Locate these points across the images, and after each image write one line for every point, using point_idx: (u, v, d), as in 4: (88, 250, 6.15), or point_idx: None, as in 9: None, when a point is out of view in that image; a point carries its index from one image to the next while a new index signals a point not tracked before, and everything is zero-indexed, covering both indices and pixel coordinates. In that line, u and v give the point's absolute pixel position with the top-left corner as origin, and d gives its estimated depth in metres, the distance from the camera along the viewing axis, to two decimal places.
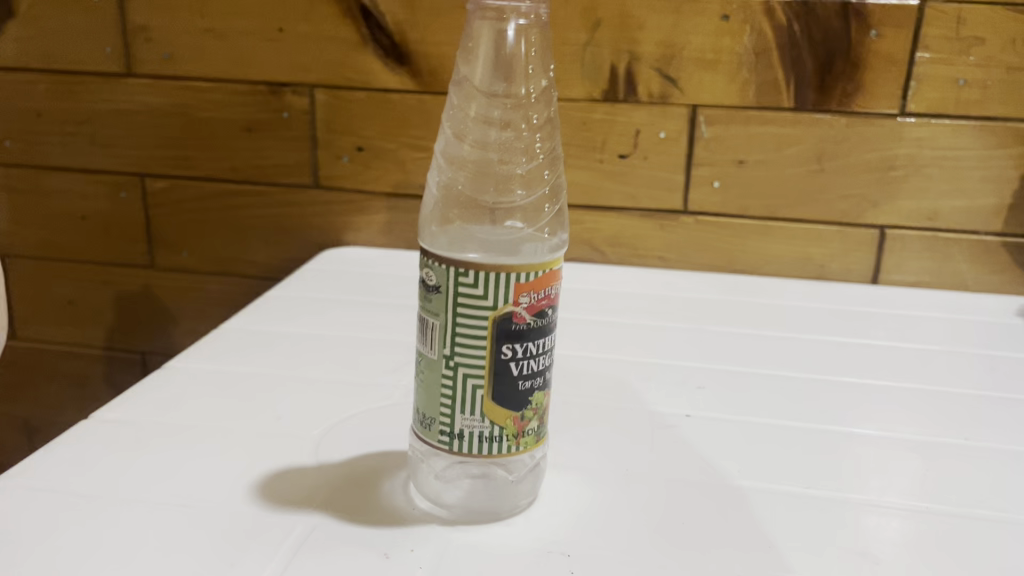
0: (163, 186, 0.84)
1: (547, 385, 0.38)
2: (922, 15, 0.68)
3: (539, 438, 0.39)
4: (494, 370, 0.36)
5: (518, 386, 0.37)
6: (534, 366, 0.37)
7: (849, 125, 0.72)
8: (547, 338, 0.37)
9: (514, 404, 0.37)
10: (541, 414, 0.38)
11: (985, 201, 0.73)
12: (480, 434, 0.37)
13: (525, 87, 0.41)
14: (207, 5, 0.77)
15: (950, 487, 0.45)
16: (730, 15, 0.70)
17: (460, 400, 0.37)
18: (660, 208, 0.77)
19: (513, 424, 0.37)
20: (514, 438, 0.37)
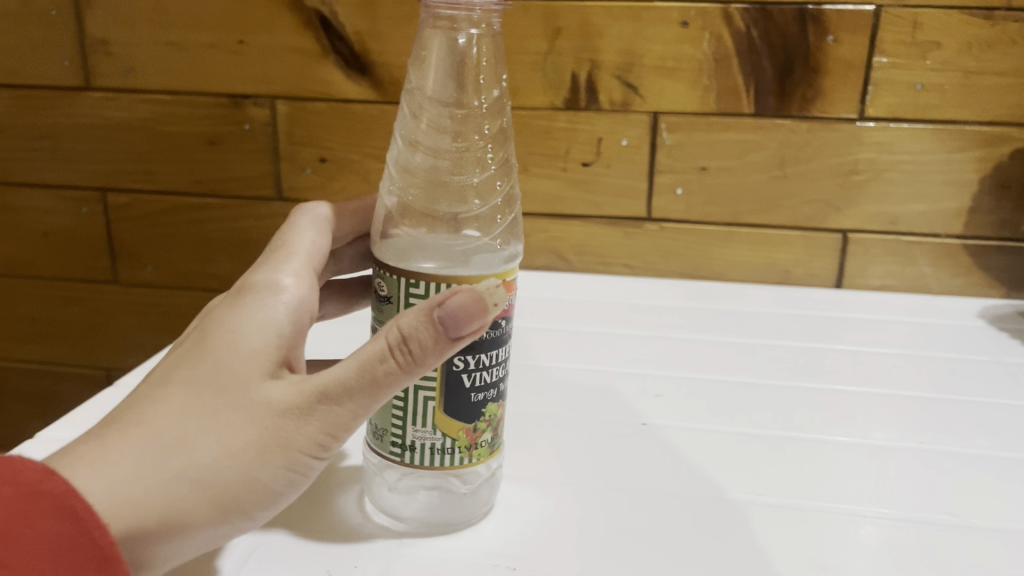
0: (125, 201, 0.84)
1: (501, 396, 0.38)
2: (877, 20, 0.68)
3: (493, 450, 0.38)
4: (445, 382, 0.36)
5: (470, 399, 0.36)
6: (487, 378, 0.37)
7: (810, 130, 0.72)
8: (500, 350, 0.37)
9: (466, 416, 0.37)
10: (494, 424, 0.38)
11: (946, 206, 0.73)
12: (432, 445, 0.36)
13: (478, 98, 0.40)
14: (165, 17, 0.76)
15: (920, 495, 0.45)
16: (689, 22, 0.70)
17: (411, 412, 0.36)
18: (624, 215, 0.77)
19: (465, 436, 0.37)
20: (465, 450, 0.37)
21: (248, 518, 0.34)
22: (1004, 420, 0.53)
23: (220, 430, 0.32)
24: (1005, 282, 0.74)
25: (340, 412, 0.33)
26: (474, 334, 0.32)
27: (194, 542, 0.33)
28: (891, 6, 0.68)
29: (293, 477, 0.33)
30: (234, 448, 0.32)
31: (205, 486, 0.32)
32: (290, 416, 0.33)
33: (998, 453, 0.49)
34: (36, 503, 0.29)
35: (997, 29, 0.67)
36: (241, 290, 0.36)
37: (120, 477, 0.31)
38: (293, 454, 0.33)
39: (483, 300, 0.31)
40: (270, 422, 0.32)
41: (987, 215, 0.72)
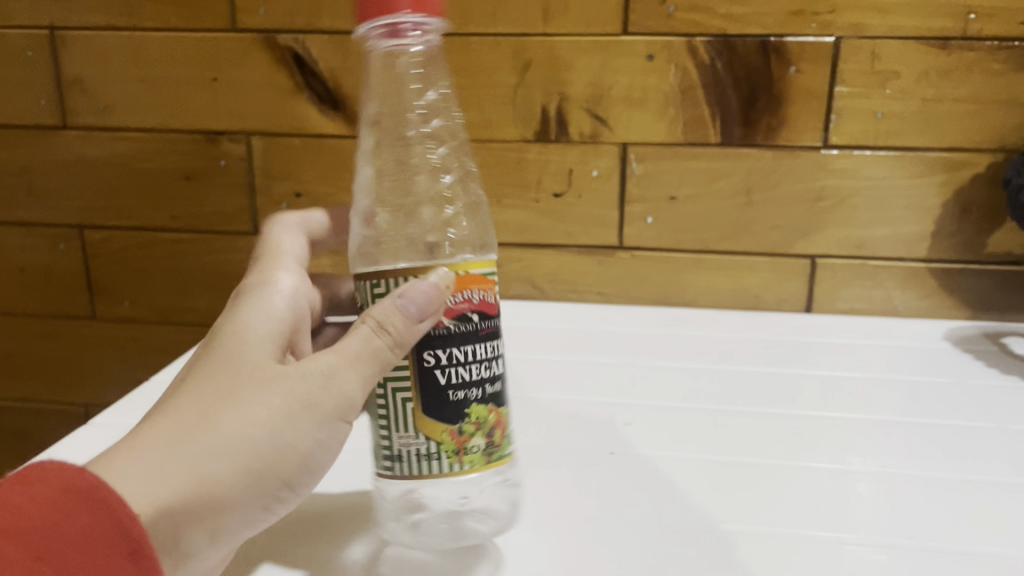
0: (102, 237, 0.84)
1: (489, 398, 0.38)
2: (837, 50, 0.70)
3: (491, 458, 0.37)
4: (418, 379, 0.37)
5: (447, 396, 0.37)
6: (464, 374, 0.37)
7: (775, 158, 0.73)
8: (475, 346, 0.38)
9: (449, 419, 0.37)
10: (488, 431, 0.37)
11: (910, 230, 0.74)
12: (418, 451, 0.37)
13: (421, 107, 0.46)
14: (140, 56, 0.77)
15: (897, 521, 0.45)
16: (654, 55, 0.72)
17: (395, 418, 0.37)
18: (596, 244, 0.78)
19: (450, 440, 0.37)
20: (454, 454, 0.37)
21: (284, 482, 0.36)
22: (970, 443, 0.54)
23: (246, 409, 0.35)
24: (970, 304, 0.75)
25: (348, 377, 0.37)
26: (433, 317, 0.36)
27: (239, 508, 0.35)
28: (850, 36, 0.69)
29: (321, 437, 0.37)
30: (264, 415, 0.35)
31: (242, 458, 0.34)
32: (307, 383, 0.36)
33: (961, 476, 0.50)
34: (69, 498, 0.30)
35: (953, 57, 0.69)
36: (234, 297, 0.41)
37: (158, 454, 0.33)
38: (317, 414, 0.36)
39: (440, 290, 0.36)
40: (291, 391, 0.36)
41: (950, 239, 0.73)
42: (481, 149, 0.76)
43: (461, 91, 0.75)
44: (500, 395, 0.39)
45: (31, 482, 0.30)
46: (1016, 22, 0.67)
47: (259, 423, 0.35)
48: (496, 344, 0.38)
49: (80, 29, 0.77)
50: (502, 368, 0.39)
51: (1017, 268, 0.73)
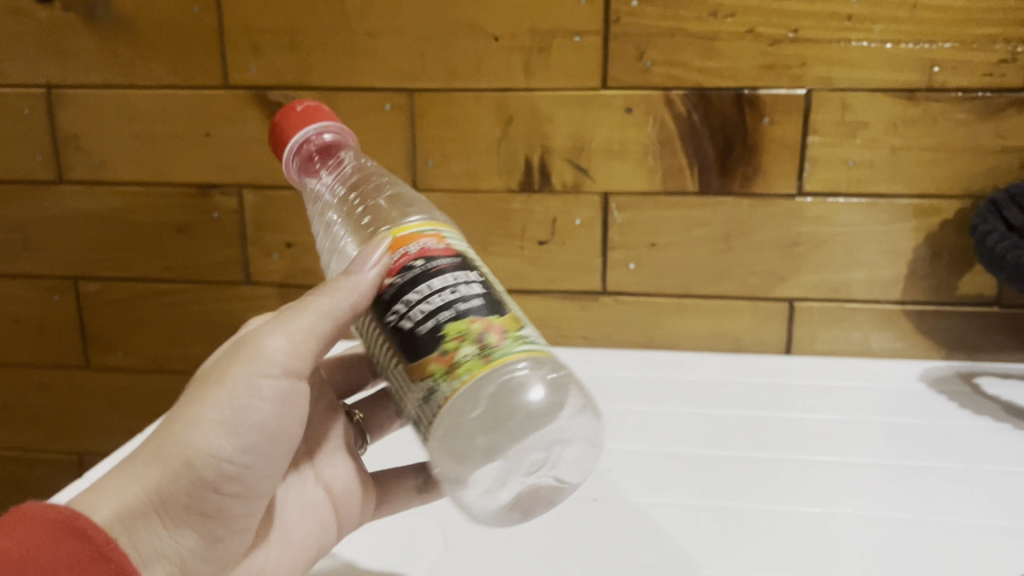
0: (95, 288, 0.86)
1: (465, 314, 0.37)
2: (809, 102, 0.72)
3: (489, 360, 0.36)
4: (394, 337, 0.38)
5: (418, 332, 0.37)
6: (426, 305, 0.37)
7: (751, 206, 0.76)
8: (431, 279, 0.37)
9: (429, 348, 0.36)
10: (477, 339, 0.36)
11: (884, 273, 0.76)
12: (422, 396, 0.37)
13: (360, 193, 0.50)
14: (135, 112, 0.80)
15: (869, 565, 0.47)
16: (633, 108, 0.74)
17: (400, 382, 0.38)
18: (580, 289, 0.80)
19: (439, 364, 0.36)
20: (448, 376, 0.36)
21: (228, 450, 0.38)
22: (939, 484, 0.56)
23: (176, 411, 0.39)
24: (945, 344, 0.77)
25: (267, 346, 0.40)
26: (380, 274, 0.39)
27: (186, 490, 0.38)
28: (821, 88, 0.72)
29: (248, 397, 0.39)
30: (180, 410, 0.39)
31: (161, 453, 0.38)
32: (222, 366, 0.40)
33: (932, 518, 0.52)
34: (61, 532, 0.35)
35: (919, 107, 0.71)
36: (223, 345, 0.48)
37: (99, 487, 0.38)
38: (232, 382, 0.39)
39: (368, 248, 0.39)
40: (207, 379, 0.40)
41: (923, 281, 0.76)
42: (466, 199, 0.79)
43: (447, 144, 0.77)
44: (480, 309, 0.37)
45: (30, 520, 0.35)
46: (979, 75, 0.70)
47: (181, 418, 0.38)
48: (457, 272, 0.38)
49: (76, 88, 0.80)
50: (474, 290, 0.38)
51: (988, 308, 0.76)
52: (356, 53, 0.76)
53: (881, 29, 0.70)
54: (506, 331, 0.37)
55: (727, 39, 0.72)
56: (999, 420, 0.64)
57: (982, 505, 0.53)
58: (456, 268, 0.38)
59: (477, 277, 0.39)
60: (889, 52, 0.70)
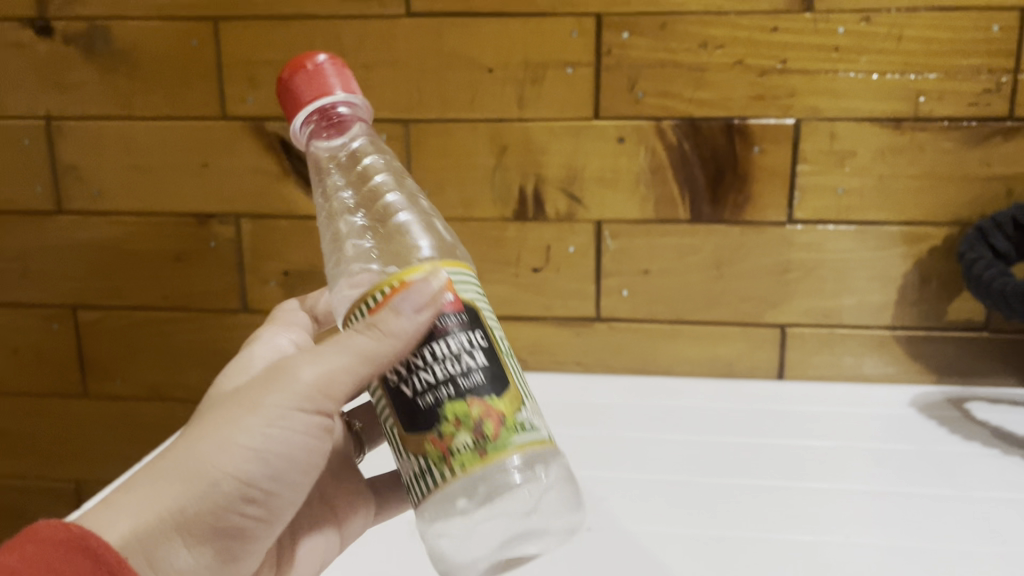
0: (94, 317, 0.86)
1: (466, 394, 0.38)
2: (797, 132, 0.73)
3: (483, 452, 0.37)
4: (393, 400, 0.39)
5: (417, 404, 0.38)
6: (428, 377, 0.38)
7: (743, 233, 0.77)
8: (436, 347, 0.38)
9: (424, 427, 0.38)
10: (475, 427, 0.37)
11: (874, 299, 0.77)
12: (415, 469, 0.38)
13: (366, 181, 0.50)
14: (134, 143, 0.81)
15: None
16: (625, 138, 0.75)
17: (394, 445, 0.40)
18: (574, 316, 0.81)
19: (434, 449, 0.37)
20: (442, 461, 0.37)
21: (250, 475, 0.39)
22: (930, 510, 0.56)
23: (212, 423, 0.40)
24: (935, 369, 0.78)
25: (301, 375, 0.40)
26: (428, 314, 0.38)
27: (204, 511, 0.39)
28: (809, 118, 0.73)
29: (277, 426, 0.40)
30: (208, 430, 0.39)
31: (186, 471, 0.38)
32: (254, 389, 0.40)
33: (921, 546, 0.52)
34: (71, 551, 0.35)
35: (906, 136, 0.72)
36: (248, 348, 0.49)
37: (119, 496, 0.38)
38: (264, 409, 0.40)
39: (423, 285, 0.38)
40: (236, 400, 0.40)
41: (913, 307, 0.77)
42: (461, 228, 0.80)
43: (442, 173, 0.78)
44: (482, 389, 0.38)
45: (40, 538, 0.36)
46: (965, 104, 0.71)
47: (209, 439, 0.39)
48: (463, 337, 0.38)
49: (76, 120, 0.81)
50: (478, 363, 0.38)
51: (977, 333, 0.76)
52: None
53: (867, 59, 0.71)
54: (505, 417, 0.38)
55: (717, 70, 0.73)
56: (989, 445, 0.65)
57: (972, 531, 0.54)
58: (462, 333, 0.39)
59: (483, 340, 0.39)
60: (875, 82, 0.71)
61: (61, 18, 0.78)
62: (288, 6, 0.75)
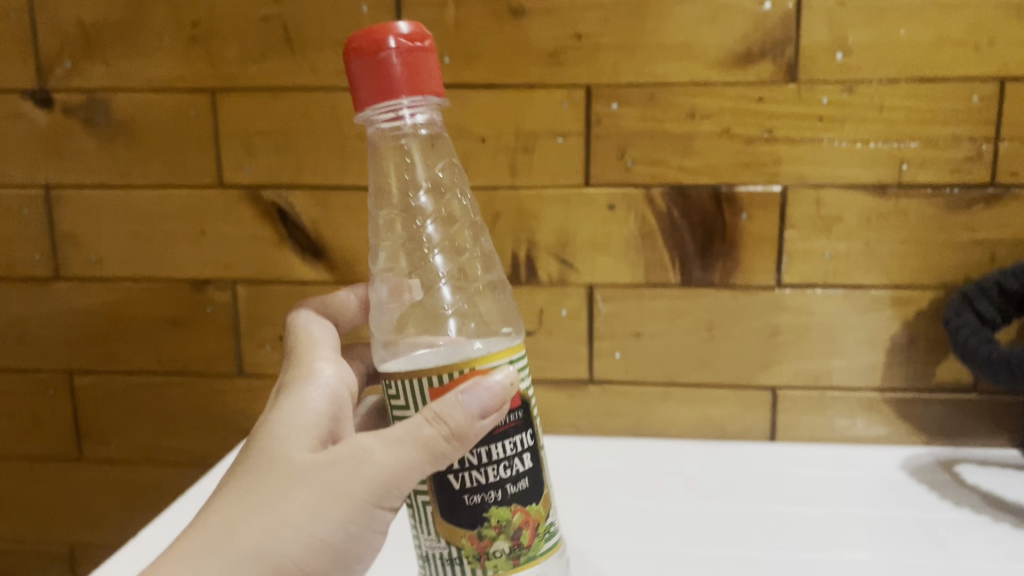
0: (90, 381, 0.87)
1: (507, 500, 0.46)
2: (784, 198, 0.75)
3: (513, 559, 0.46)
4: (436, 483, 0.46)
5: (461, 499, 0.45)
6: (477, 478, 0.45)
7: (732, 297, 0.78)
8: (489, 452, 0.46)
9: (467, 524, 0.45)
10: (512, 535, 0.46)
11: (863, 361, 0.78)
12: (443, 552, 0.46)
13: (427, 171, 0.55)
14: (132, 211, 0.82)
15: None
16: (615, 205, 0.77)
17: (424, 522, 0.47)
18: (568, 379, 0.82)
19: (471, 547, 0.45)
20: (476, 558, 0.45)
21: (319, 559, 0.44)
22: None
23: (289, 510, 0.44)
24: (926, 430, 0.79)
25: (378, 462, 0.45)
26: (491, 415, 0.44)
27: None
28: (796, 185, 0.74)
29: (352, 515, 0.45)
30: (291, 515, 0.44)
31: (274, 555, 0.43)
32: (331, 475, 0.45)
33: None
34: None
35: (891, 203, 0.74)
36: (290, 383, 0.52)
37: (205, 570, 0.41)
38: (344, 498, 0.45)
39: (497, 394, 0.44)
40: (317, 484, 0.45)
41: (902, 369, 0.77)
42: None
43: None
44: (525, 494, 0.46)
45: None
46: (947, 171, 0.73)
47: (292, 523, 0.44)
48: (516, 438, 0.46)
49: (74, 188, 0.82)
50: (525, 466, 0.46)
51: (966, 395, 0.77)
52: (345, 155, 0.78)
53: (850, 128, 0.73)
54: (538, 526, 0.46)
55: (704, 138, 0.74)
56: (979, 511, 0.66)
57: None
58: (516, 435, 0.46)
59: (530, 442, 0.47)
60: (859, 151, 0.73)
61: (62, 90, 0.79)
62: (284, 78, 0.77)
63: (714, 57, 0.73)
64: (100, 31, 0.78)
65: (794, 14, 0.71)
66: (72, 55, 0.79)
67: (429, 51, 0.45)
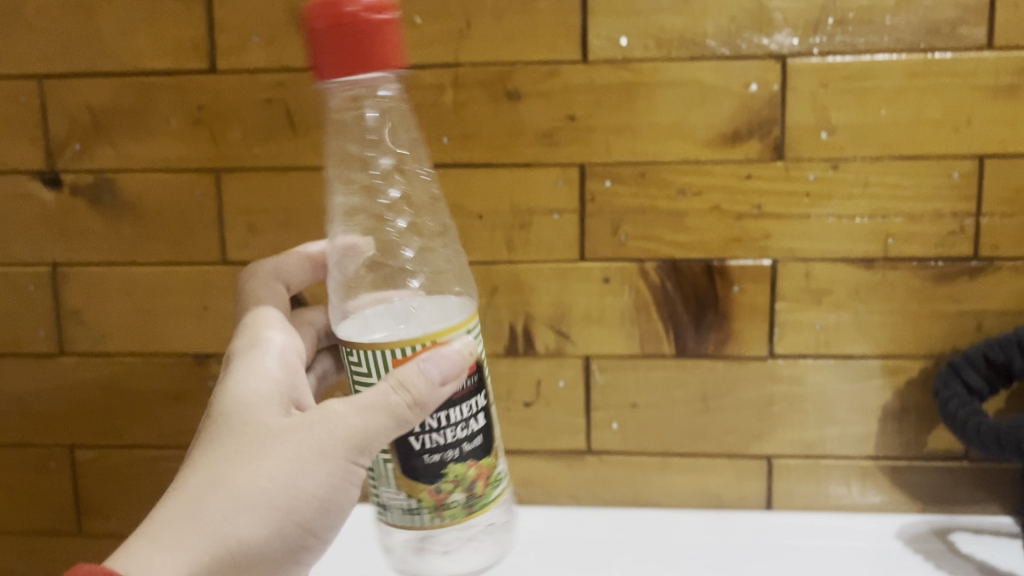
0: (91, 455, 0.88)
1: (463, 457, 0.54)
2: (774, 272, 0.77)
3: (466, 505, 0.55)
4: (398, 444, 0.54)
5: (422, 458, 0.54)
6: (437, 440, 0.54)
7: (726, 368, 0.79)
8: (444, 418, 0.54)
9: (426, 480, 0.54)
10: (467, 486, 0.55)
11: (856, 430, 0.79)
12: (403, 504, 0.55)
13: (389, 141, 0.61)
14: (136, 288, 0.83)
15: None
16: (610, 278, 0.79)
17: (385, 479, 0.56)
18: (566, 450, 0.83)
19: (430, 497, 0.54)
20: (434, 507, 0.54)
21: (302, 505, 0.53)
22: None
23: (269, 470, 0.52)
24: (919, 497, 0.80)
25: (346, 425, 0.52)
26: (451, 379, 0.52)
27: (274, 531, 0.52)
28: (785, 259, 0.77)
29: (329, 470, 0.53)
30: (271, 474, 0.52)
31: (262, 507, 0.52)
32: (303, 439, 0.53)
33: None
34: None
35: (878, 275, 0.76)
36: (253, 349, 0.59)
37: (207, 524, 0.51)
38: (317, 457, 0.53)
39: (455, 361, 0.51)
40: (292, 446, 0.53)
41: (894, 437, 0.79)
42: None
43: None
44: (479, 448, 0.55)
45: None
46: (931, 245, 0.75)
47: (273, 480, 0.52)
48: (469, 402, 0.55)
49: (80, 266, 0.83)
50: (478, 424, 0.55)
51: (958, 463, 0.79)
52: None
53: (837, 204, 0.75)
54: (488, 477, 0.56)
55: (696, 215, 0.77)
56: None
57: None
58: (469, 399, 0.55)
59: (481, 403, 0.55)
60: (845, 225, 0.75)
61: (70, 171, 0.82)
62: (287, 159, 0.79)
63: (704, 137, 0.75)
64: (109, 114, 0.80)
65: (779, 96, 0.74)
66: (81, 138, 0.81)
67: (387, 23, 0.54)
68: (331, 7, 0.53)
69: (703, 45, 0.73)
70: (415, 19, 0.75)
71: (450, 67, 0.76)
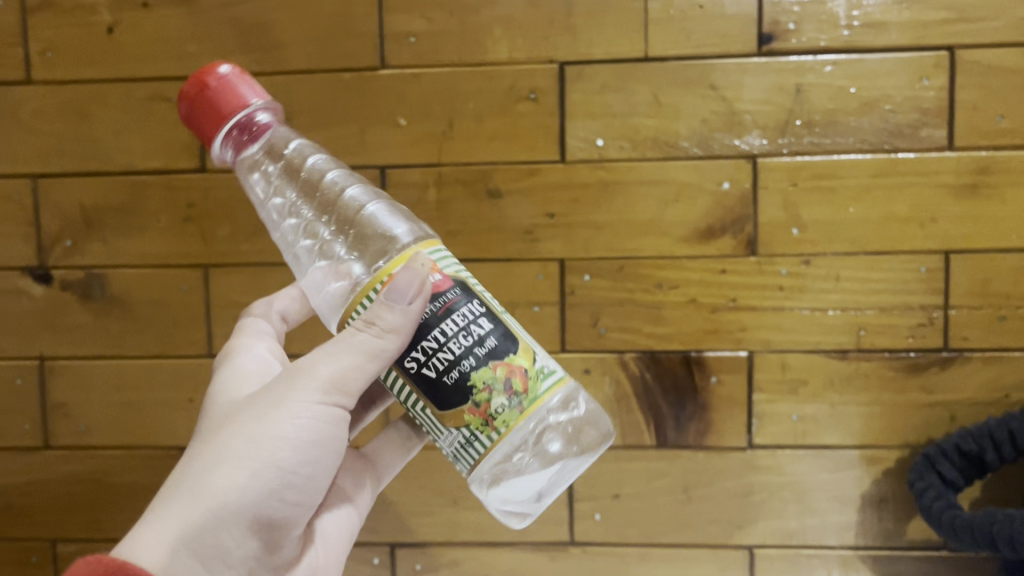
0: (74, 548, 0.87)
1: (483, 360, 0.47)
2: (751, 364, 0.78)
3: (513, 409, 0.47)
4: (419, 381, 0.48)
5: (443, 381, 0.48)
6: (446, 355, 0.47)
7: (707, 458, 0.80)
8: (440, 335, 0.48)
9: (460, 400, 0.47)
10: (504, 387, 0.47)
11: (835, 520, 0.80)
12: (461, 439, 0.48)
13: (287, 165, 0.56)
14: (123, 381, 0.84)
15: None
16: (590, 368, 0.80)
17: (431, 424, 0.49)
18: (549, 540, 0.83)
19: (474, 417, 0.47)
20: (484, 425, 0.48)
21: (278, 456, 0.51)
22: None
23: (237, 427, 0.51)
24: None
25: (307, 371, 0.51)
26: (417, 297, 0.47)
27: (255, 488, 0.50)
28: (761, 350, 0.78)
29: (298, 415, 0.51)
30: (238, 430, 0.51)
31: (234, 462, 0.50)
32: (269, 393, 0.52)
33: None
34: None
35: (852, 366, 0.78)
36: (228, 355, 0.61)
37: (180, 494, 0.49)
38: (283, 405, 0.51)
39: (416, 278, 0.47)
40: (259, 402, 0.52)
41: (874, 526, 0.80)
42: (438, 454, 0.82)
43: None
44: (498, 347, 0.48)
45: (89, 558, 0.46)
46: (902, 337, 0.77)
47: (242, 435, 0.50)
48: (462, 311, 0.48)
49: (68, 360, 0.84)
50: (484, 326, 0.48)
51: (938, 551, 0.79)
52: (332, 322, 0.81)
53: (810, 297, 0.77)
54: (526, 371, 0.48)
55: (673, 307, 0.78)
56: None
57: None
58: (461, 307, 0.48)
59: (482, 308, 0.49)
60: (819, 319, 0.77)
61: (61, 267, 0.83)
62: (274, 253, 0.81)
63: (679, 233, 0.78)
64: (100, 211, 0.82)
65: (751, 193, 0.76)
66: (72, 234, 0.83)
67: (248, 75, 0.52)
68: (199, 82, 0.51)
69: (677, 145, 0.76)
70: (401, 120, 0.78)
71: (433, 166, 0.79)
